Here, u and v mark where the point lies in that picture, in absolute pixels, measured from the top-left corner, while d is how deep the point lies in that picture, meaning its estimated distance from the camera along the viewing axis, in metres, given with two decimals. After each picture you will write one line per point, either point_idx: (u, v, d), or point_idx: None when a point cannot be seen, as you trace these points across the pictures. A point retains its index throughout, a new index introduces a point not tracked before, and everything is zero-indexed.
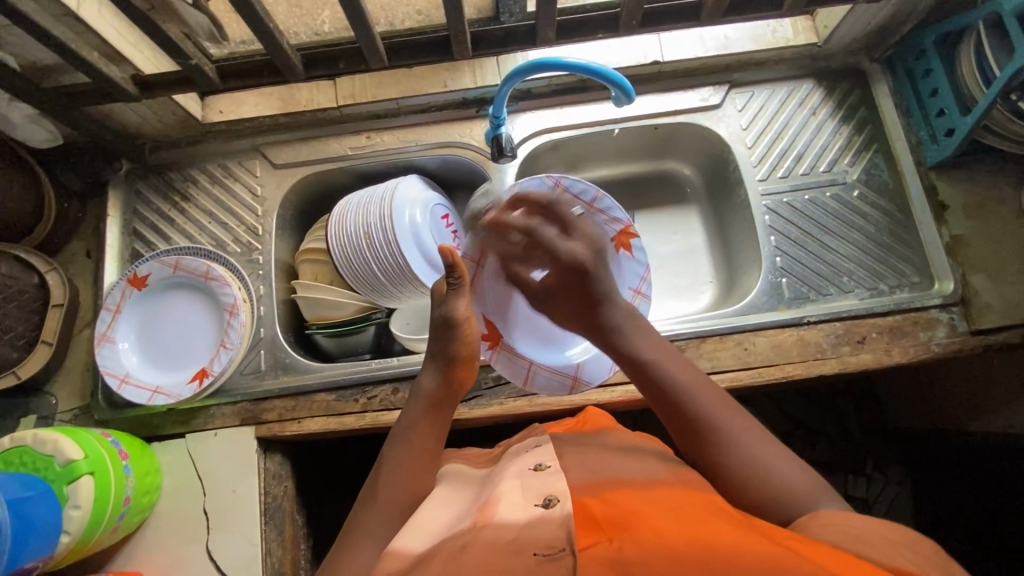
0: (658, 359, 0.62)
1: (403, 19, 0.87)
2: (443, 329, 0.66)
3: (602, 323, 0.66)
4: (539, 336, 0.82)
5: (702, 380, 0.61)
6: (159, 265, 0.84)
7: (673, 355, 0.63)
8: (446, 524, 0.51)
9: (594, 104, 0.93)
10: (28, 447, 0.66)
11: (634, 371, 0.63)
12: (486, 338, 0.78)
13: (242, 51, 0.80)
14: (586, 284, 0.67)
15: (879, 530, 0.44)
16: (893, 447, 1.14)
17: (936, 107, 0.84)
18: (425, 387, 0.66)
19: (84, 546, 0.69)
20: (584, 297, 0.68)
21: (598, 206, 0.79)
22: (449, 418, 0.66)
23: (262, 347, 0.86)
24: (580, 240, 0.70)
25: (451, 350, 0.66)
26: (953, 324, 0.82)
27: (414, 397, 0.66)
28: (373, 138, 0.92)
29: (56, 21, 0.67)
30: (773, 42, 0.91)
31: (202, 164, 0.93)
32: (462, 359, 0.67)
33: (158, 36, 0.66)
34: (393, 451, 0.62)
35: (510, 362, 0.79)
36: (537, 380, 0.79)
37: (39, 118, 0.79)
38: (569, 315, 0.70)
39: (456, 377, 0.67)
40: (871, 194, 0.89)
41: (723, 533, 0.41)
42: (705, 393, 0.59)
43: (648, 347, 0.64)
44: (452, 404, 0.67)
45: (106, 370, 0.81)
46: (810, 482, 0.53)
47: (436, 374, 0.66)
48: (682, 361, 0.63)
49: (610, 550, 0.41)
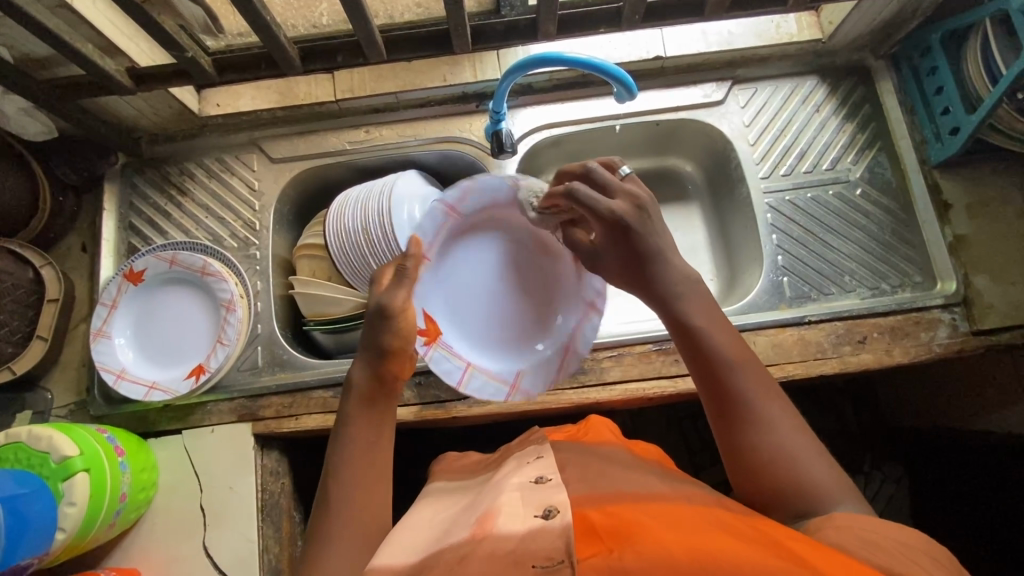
0: (705, 321, 0.57)
1: (402, 12, 0.86)
2: (375, 322, 0.63)
3: (644, 279, 0.60)
4: (473, 335, 0.79)
5: (740, 351, 0.56)
6: (154, 260, 0.84)
7: (728, 332, 0.57)
8: (442, 535, 0.52)
9: (595, 100, 0.92)
10: (22, 443, 0.66)
11: (680, 337, 0.58)
12: (424, 333, 0.75)
13: (239, 44, 0.78)
14: (627, 242, 0.60)
15: (884, 528, 0.45)
16: (892, 446, 1.14)
17: (941, 105, 0.83)
18: (359, 381, 0.61)
19: (79, 543, 0.68)
20: (630, 257, 0.61)
21: None
22: (387, 413, 0.61)
23: (259, 344, 0.85)
24: (621, 198, 0.62)
25: (383, 342, 0.62)
26: (954, 324, 0.81)
27: (347, 387, 0.61)
28: (372, 132, 0.91)
29: (50, 13, 0.66)
30: (777, 38, 0.89)
31: (199, 158, 0.92)
32: (393, 351, 0.62)
33: (154, 29, 0.65)
34: (339, 453, 0.58)
35: (445, 360, 0.75)
36: (473, 382, 0.76)
37: (34, 110, 0.78)
38: (613, 273, 0.64)
39: (389, 371, 0.62)
40: (875, 193, 0.89)
41: (724, 544, 0.41)
42: (766, 392, 0.54)
43: (697, 309, 0.58)
44: (390, 396, 0.62)
45: (102, 365, 0.81)
46: (831, 486, 0.51)
47: (370, 364, 0.61)
48: (730, 332, 0.57)
49: (611, 560, 0.41)
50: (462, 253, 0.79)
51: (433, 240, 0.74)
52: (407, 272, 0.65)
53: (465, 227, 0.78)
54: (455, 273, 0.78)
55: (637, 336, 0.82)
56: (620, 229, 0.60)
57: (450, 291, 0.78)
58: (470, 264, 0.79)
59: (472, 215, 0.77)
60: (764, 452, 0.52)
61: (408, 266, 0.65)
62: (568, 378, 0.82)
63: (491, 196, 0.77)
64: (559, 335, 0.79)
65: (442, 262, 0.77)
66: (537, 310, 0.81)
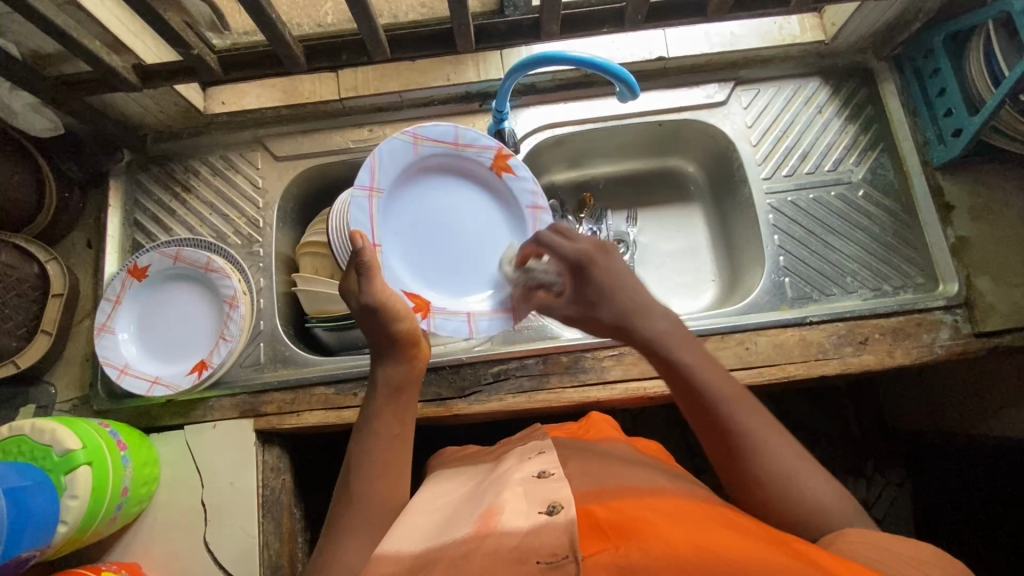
0: (682, 349, 0.58)
1: (407, 11, 0.86)
2: (372, 317, 0.64)
3: (620, 319, 0.61)
4: (459, 287, 0.83)
5: (720, 371, 0.57)
6: (158, 256, 0.84)
7: (717, 369, 0.58)
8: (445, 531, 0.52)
9: (598, 100, 0.93)
10: (25, 436, 0.66)
11: (665, 371, 0.59)
12: (417, 310, 0.79)
13: (245, 42, 0.79)
14: (593, 280, 0.63)
15: (897, 544, 0.45)
16: (893, 449, 1.14)
17: (944, 106, 0.84)
18: (383, 373, 0.65)
19: (81, 536, 0.69)
20: (598, 294, 0.63)
21: (462, 140, 0.82)
22: (413, 400, 0.65)
23: (261, 340, 0.85)
24: (586, 241, 0.66)
25: (393, 332, 0.64)
26: (957, 325, 0.81)
27: (373, 385, 0.64)
28: (376, 131, 0.92)
29: (58, 9, 0.66)
30: (779, 39, 0.90)
31: (203, 155, 0.92)
32: (407, 336, 0.65)
33: (161, 26, 0.65)
34: (362, 446, 0.61)
35: (448, 322, 0.80)
36: (481, 325, 0.81)
37: (40, 106, 0.79)
38: (587, 324, 0.65)
39: (406, 356, 0.65)
40: (877, 195, 0.89)
41: (731, 542, 0.41)
42: (764, 428, 0.54)
43: (683, 349, 0.58)
44: (415, 383, 0.66)
45: (105, 360, 0.81)
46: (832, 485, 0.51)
47: (392, 357, 0.65)
48: (719, 368, 0.58)
49: (617, 557, 0.41)
50: (402, 226, 0.82)
51: (374, 230, 0.78)
52: (365, 264, 0.65)
53: (397, 201, 0.81)
54: (408, 244, 0.82)
55: None
56: (589, 272, 0.64)
57: (412, 264, 0.82)
58: (415, 231, 0.83)
59: (395, 186, 0.80)
60: (770, 461, 0.53)
61: (363, 260, 0.65)
62: (570, 377, 0.82)
63: (400, 161, 0.80)
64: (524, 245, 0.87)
65: (393, 241, 0.80)
66: (494, 237, 0.86)
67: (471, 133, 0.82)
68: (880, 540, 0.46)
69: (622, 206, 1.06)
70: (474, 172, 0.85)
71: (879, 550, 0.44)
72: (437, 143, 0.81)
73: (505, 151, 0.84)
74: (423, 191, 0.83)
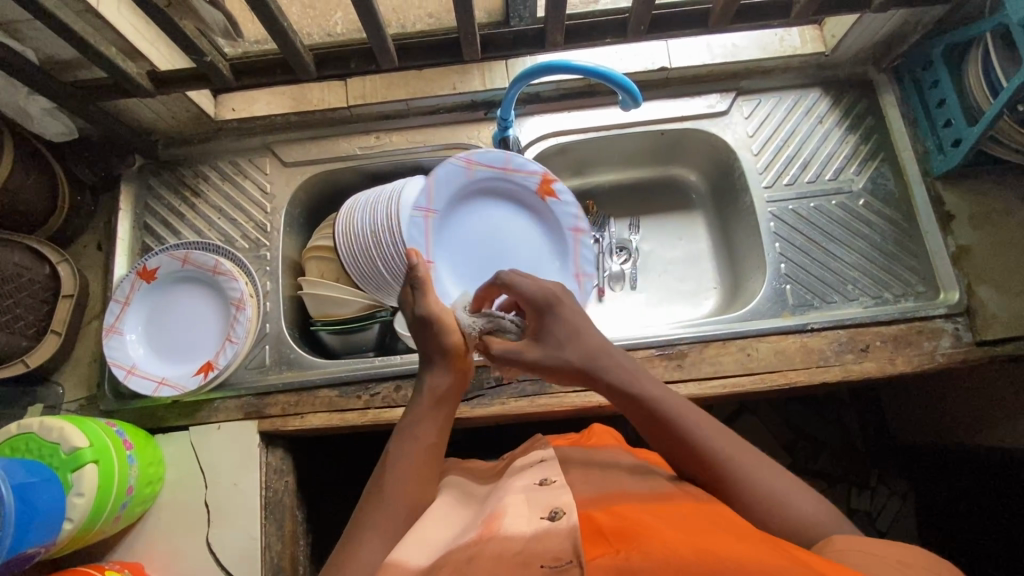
0: (646, 384, 0.60)
1: (414, 22, 0.88)
2: (423, 329, 0.67)
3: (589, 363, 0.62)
4: None
5: (683, 401, 0.59)
6: (167, 258, 0.85)
7: (684, 405, 0.59)
8: (449, 535, 0.52)
9: (600, 110, 0.94)
10: (33, 434, 0.67)
11: (635, 411, 0.60)
12: None
13: (256, 51, 0.81)
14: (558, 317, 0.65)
15: (896, 550, 0.45)
16: (897, 459, 1.13)
17: (944, 117, 0.85)
18: (429, 381, 0.66)
19: (84, 535, 0.69)
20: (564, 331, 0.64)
21: (512, 166, 0.85)
22: (452, 412, 0.66)
23: (267, 342, 0.86)
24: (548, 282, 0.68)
25: (444, 343, 0.66)
26: (957, 334, 0.81)
27: (418, 391, 0.66)
28: (382, 138, 0.93)
29: (77, 16, 0.68)
30: (781, 50, 0.91)
31: (213, 161, 0.94)
32: (456, 350, 0.67)
33: (176, 35, 0.67)
34: (398, 447, 0.62)
35: None
36: None
37: (56, 111, 0.81)
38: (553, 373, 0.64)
39: (456, 369, 0.67)
40: (877, 204, 0.89)
41: (732, 546, 0.42)
42: (742, 454, 0.56)
43: (648, 384, 0.60)
44: (456, 396, 0.67)
45: (113, 360, 0.82)
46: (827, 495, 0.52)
47: (439, 367, 0.66)
48: (690, 405, 0.59)
49: (618, 560, 0.41)
50: (453, 243, 0.87)
51: (427, 248, 0.83)
52: (416, 278, 0.68)
53: (450, 220, 0.86)
54: (458, 260, 0.87)
55: (638, 341, 0.83)
56: (555, 311, 0.65)
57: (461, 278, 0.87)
58: (466, 250, 0.88)
59: (445, 205, 0.85)
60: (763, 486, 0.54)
61: (416, 275, 0.68)
62: None
63: (452, 184, 0.84)
64: (567, 265, 0.91)
65: (446, 256, 0.86)
66: (537, 255, 0.90)
67: (520, 160, 0.85)
68: (874, 545, 0.46)
69: (625, 215, 1.07)
70: (521, 195, 0.89)
71: (872, 555, 0.44)
72: (489, 168, 0.85)
73: (551, 178, 0.86)
74: (473, 211, 0.88)
